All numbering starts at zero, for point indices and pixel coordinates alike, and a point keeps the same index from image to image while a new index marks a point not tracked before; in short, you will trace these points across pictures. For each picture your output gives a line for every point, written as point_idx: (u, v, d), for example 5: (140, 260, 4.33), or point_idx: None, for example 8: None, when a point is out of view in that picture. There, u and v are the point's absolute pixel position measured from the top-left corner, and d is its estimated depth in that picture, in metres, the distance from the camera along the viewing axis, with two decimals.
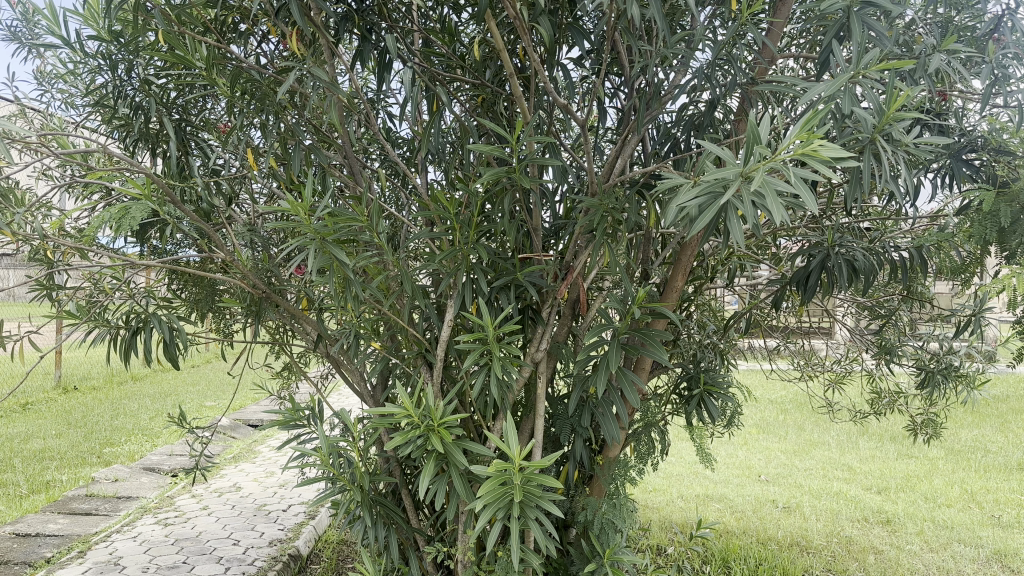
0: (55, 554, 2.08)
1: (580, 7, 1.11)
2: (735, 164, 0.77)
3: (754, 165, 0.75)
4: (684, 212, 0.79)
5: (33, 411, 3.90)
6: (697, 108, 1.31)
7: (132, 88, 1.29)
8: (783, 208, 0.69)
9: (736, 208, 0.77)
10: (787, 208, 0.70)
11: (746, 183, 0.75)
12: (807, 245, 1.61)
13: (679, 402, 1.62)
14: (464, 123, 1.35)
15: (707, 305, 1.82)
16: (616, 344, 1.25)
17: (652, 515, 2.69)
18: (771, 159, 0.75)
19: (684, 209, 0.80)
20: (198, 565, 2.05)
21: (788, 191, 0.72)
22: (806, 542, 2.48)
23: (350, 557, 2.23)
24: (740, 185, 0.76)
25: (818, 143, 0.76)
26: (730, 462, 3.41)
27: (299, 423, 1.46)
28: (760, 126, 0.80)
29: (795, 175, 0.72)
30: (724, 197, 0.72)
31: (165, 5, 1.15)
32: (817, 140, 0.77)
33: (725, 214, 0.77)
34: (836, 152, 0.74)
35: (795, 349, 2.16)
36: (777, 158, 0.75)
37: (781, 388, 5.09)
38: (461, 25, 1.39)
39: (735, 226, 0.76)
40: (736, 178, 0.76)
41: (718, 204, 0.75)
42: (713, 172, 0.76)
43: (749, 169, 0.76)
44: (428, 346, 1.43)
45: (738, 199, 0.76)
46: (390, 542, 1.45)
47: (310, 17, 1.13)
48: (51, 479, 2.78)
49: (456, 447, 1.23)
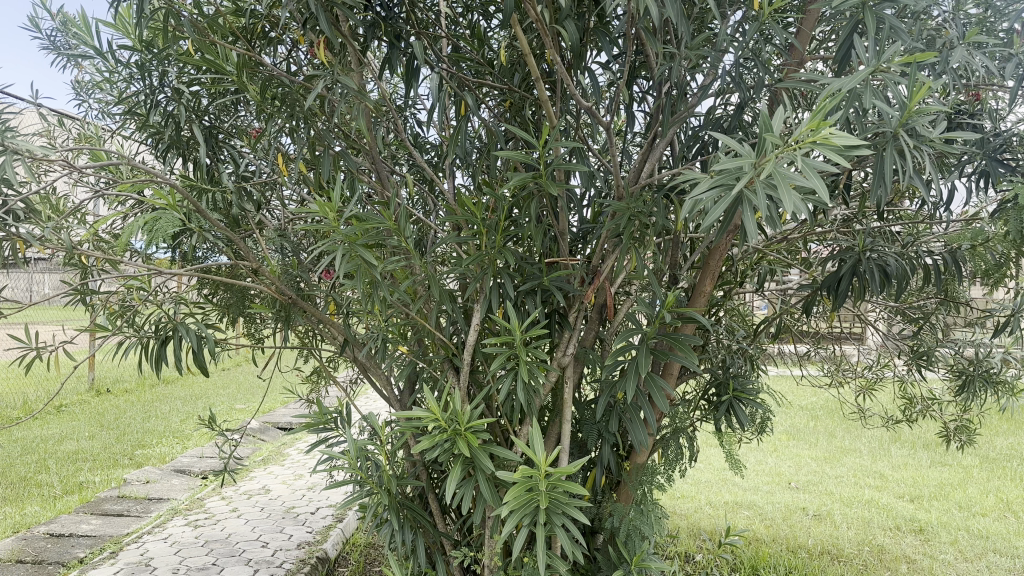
0: (87, 555, 2.12)
1: (606, 10, 1.11)
2: (748, 157, 0.76)
3: (765, 158, 0.75)
4: (699, 205, 0.78)
5: (67, 413, 3.97)
6: (725, 110, 1.30)
7: (165, 96, 1.31)
8: (790, 200, 0.69)
9: (750, 200, 0.76)
10: (795, 201, 0.69)
11: (758, 175, 0.74)
12: (838, 250, 1.58)
13: (708, 408, 1.60)
14: (491, 128, 1.36)
15: (737, 310, 1.80)
16: (644, 349, 1.24)
17: (680, 522, 2.67)
18: (781, 151, 0.74)
19: (700, 201, 0.81)
20: (228, 566, 2.07)
21: (799, 182, 0.71)
22: (837, 550, 2.44)
23: (377, 560, 2.24)
24: (752, 177, 0.75)
25: (829, 131, 0.74)
26: (759, 468, 3.37)
27: (326, 426, 1.47)
28: (773, 115, 0.78)
29: (805, 165, 0.72)
30: (735, 189, 0.72)
31: (197, 15, 1.17)
32: (829, 127, 0.75)
33: (738, 205, 0.76)
34: (846, 141, 0.72)
35: (827, 355, 2.13)
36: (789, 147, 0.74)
37: (812, 394, 5.03)
38: (490, 31, 1.40)
39: (748, 220, 0.74)
40: (748, 171, 0.76)
41: (729, 197, 0.74)
42: (725, 165, 0.76)
43: (761, 160, 0.75)
44: (455, 351, 1.43)
45: (751, 192, 0.75)
46: (417, 546, 1.45)
47: (337, 26, 1.15)
48: (85, 480, 2.82)
49: (483, 451, 1.23)
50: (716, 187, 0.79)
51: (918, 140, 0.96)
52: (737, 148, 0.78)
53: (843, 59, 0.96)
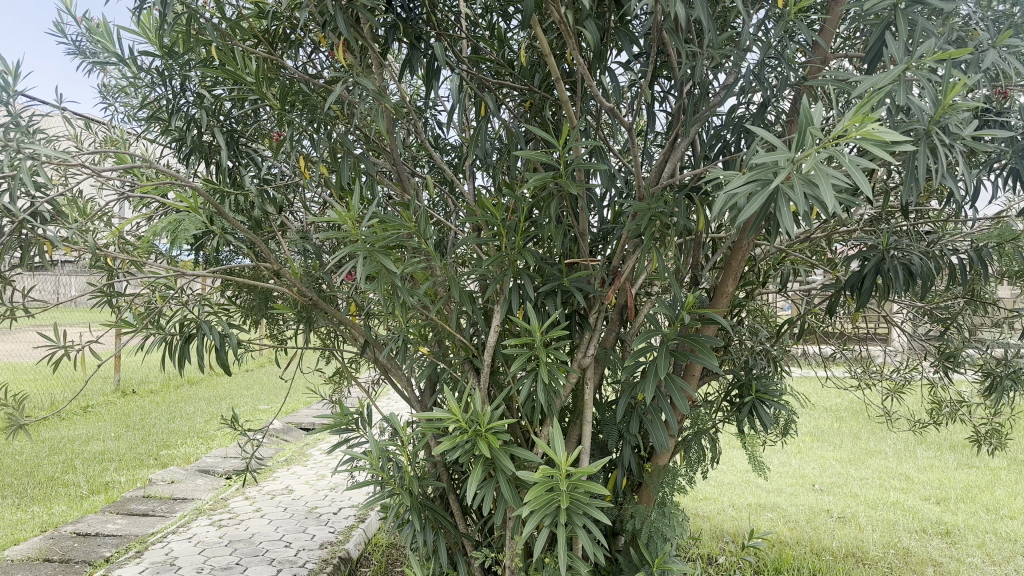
0: (113, 554, 2.14)
1: (627, 10, 1.10)
2: (785, 152, 0.76)
3: (804, 154, 0.74)
4: (734, 199, 0.78)
5: (93, 414, 4.03)
6: (748, 109, 1.29)
7: (187, 100, 1.33)
8: (830, 196, 0.69)
9: (787, 195, 0.75)
10: (836, 196, 0.69)
11: (797, 171, 0.74)
12: (864, 249, 1.56)
13: (730, 409, 1.59)
14: (511, 129, 1.36)
15: (760, 310, 1.78)
16: (665, 350, 1.24)
17: (703, 524, 2.65)
18: (820, 147, 0.74)
19: (732, 196, 0.80)
20: (251, 566, 2.09)
21: (840, 179, 0.71)
22: (862, 553, 2.42)
23: (399, 560, 2.24)
24: (790, 173, 0.75)
25: (872, 127, 0.73)
26: (783, 470, 3.35)
27: (348, 427, 1.48)
28: (814, 112, 0.78)
29: (845, 162, 0.72)
30: (775, 184, 0.71)
31: (219, 20, 1.18)
32: (872, 124, 0.74)
33: (774, 200, 0.76)
34: (891, 137, 0.71)
35: (852, 356, 2.10)
36: (829, 143, 0.73)
37: (836, 396, 4.98)
38: (510, 32, 1.40)
39: (784, 216, 0.74)
40: (785, 166, 0.75)
41: (767, 192, 0.74)
42: (763, 160, 0.76)
43: (799, 155, 0.75)
44: (475, 352, 1.43)
45: (789, 188, 0.75)
46: (438, 546, 1.45)
47: (357, 29, 1.15)
48: (111, 480, 2.86)
49: (504, 452, 1.23)
50: (750, 182, 0.78)
51: (947, 139, 0.95)
52: (772, 144, 0.78)
53: (873, 59, 0.95)
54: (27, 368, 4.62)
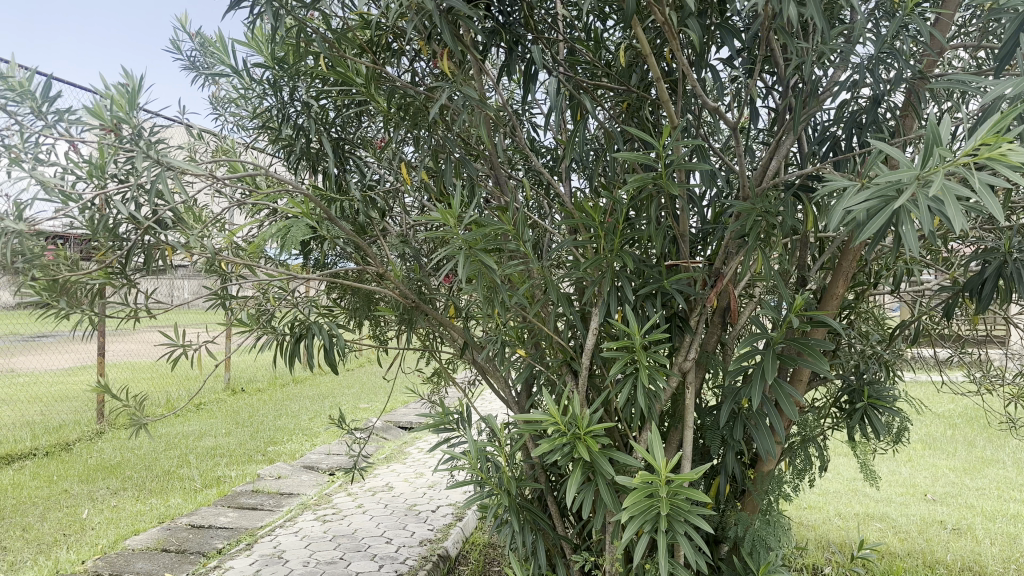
0: (225, 546, 2.25)
1: (731, 6, 1.08)
2: (909, 167, 0.72)
3: (930, 169, 0.71)
4: (850, 215, 0.75)
5: (206, 411, 4.24)
6: (859, 105, 1.24)
7: (295, 110, 1.38)
8: (958, 219, 0.65)
9: (910, 213, 0.72)
10: (965, 217, 0.65)
11: (922, 187, 0.71)
12: (985, 249, 1.48)
13: (840, 416, 1.53)
14: (610, 130, 1.35)
15: (871, 313, 1.71)
16: (771, 354, 1.20)
17: (806, 533, 2.56)
18: (948, 163, 0.70)
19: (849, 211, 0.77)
20: (353, 561, 2.15)
21: (969, 198, 0.67)
22: (981, 568, 2.28)
23: (496, 560, 2.27)
24: (915, 189, 0.71)
25: (1008, 145, 0.68)
26: (892, 479, 3.20)
27: (447, 427, 1.50)
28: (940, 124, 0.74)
29: (976, 181, 0.67)
30: (898, 201, 0.68)
31: (325, 31, 1.22)
32: (1008, 138, 0.69)
33: (896, 217, 0.73)
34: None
35: (971, 360, 1.99)
36: (958, 160, 0.69)
37: (950, 401, 4.73)
38: (608, 32, 1.40)
39: (907, 235, 0.71)
40: (908, 182, 0.71)
41: (887, 211, 0.71)
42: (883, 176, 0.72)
43: (924, 171, 0.71)
44: (573, 355, 1.43)
45: (913, 206, 0.71)
46: (537, 548, 1.45)
47: (459, 36, 1.17)
48: (222, 475, 3.00)
49: (603, 456, 1.22)
50: (869, 198, 0.75)
51: None
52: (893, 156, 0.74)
53: (1008, 55, 0.90)
54: (147, 367, 4.94)
